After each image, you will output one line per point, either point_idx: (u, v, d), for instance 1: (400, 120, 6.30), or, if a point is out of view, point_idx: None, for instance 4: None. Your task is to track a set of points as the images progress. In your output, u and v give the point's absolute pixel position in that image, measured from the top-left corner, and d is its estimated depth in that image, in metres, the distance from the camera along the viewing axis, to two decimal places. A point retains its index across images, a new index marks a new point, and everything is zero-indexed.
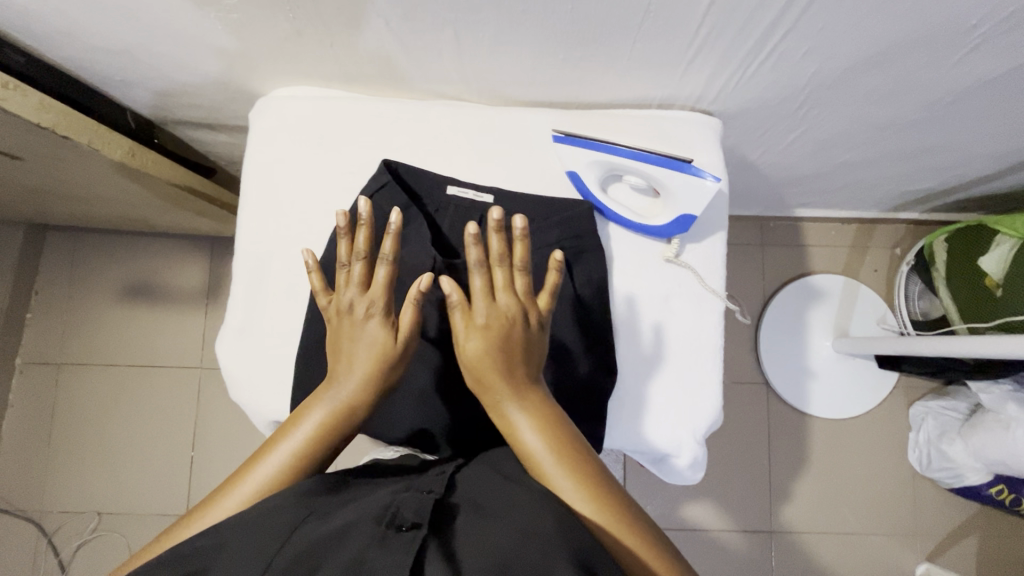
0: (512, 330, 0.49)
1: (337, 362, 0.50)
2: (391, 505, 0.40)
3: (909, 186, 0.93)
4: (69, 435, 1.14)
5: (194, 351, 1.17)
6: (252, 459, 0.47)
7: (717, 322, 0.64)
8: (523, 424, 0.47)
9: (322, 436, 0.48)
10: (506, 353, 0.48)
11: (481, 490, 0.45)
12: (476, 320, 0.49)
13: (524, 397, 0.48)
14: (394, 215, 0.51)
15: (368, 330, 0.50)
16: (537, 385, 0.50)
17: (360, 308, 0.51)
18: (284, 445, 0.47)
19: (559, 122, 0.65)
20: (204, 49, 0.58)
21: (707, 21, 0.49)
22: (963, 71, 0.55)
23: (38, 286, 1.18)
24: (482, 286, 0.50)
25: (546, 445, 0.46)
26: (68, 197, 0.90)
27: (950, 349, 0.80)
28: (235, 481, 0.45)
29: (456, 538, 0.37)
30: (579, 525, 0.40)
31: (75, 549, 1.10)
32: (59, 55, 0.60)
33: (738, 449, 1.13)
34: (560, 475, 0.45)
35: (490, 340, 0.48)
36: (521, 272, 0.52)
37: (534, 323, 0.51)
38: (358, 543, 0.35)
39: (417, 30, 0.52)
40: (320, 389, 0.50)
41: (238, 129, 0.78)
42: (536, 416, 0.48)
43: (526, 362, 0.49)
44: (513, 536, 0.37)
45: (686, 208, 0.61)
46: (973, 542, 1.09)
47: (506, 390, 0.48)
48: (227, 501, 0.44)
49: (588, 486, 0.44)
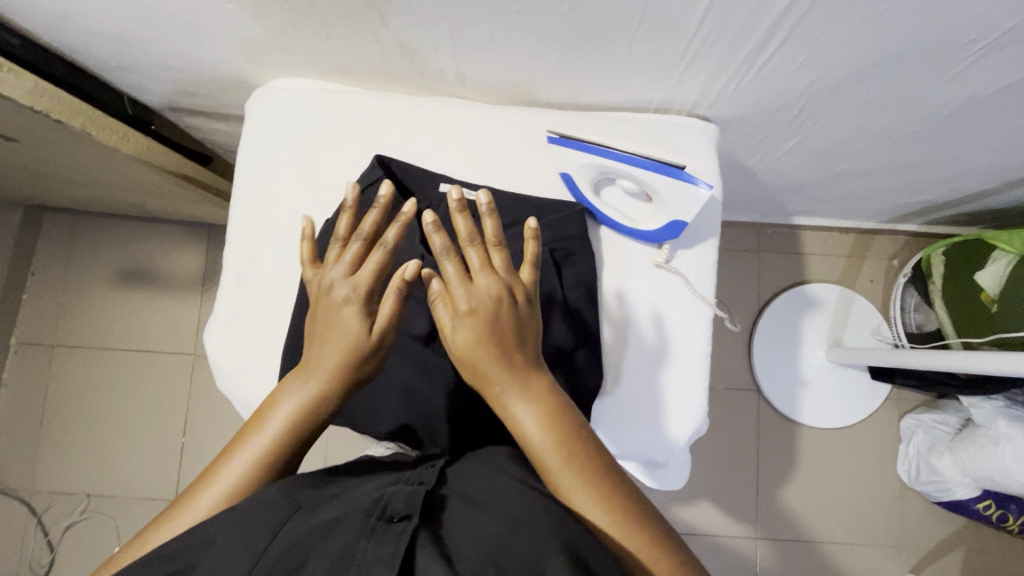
0: (501, 311, 0.45)
1: (311, 346, 0.47)
2: (381, 498, 0.40)
3: (908, 198, 0.92)
4: (61, 417, 1.15)
5: (187, 336, 1.17)
6: (208, 471, 0.44)
7: (705, 329, 0.63)
8: (532, 420, 0.43)
9: (294, 428, 0.45)
10: (498, 335, 0.45)
11: (472, 482, 0.45)
12: (459, 307, 0.45)
13: (528, 387, 0.45)
14: (349, 189, 0.52)
15: (342, 316, 0.47)
16: (543, 375, 0.46)
17: (339, 288, 0.48)
18: (252, 442, 0.45)
19: (555, 123, 0.64)
20: (198, 37, 0.57)
21: (704, 26, 0.49)
22: (962, 85, 0.55)
23: (35, 267, 1.18)
24: (455, 273, 0.46)
25: (549, 441, 0.43)
26: (64, 179, 0.89)
27: (943, 363, 0.80)
28: (194, 491, 0.43)
29: (446, 529, 0.37)
30: (571, 517, 0.40)
31: (64, 530, 1.11)
32: (57, 38, 0.59)
33: (727, 454, 1.13)
34: (571, 483, 0.41)
35: (478, 327, 0.45)
36: (496, 247, 0.48)
37: (522, 300, 0.47)
38: (348, 534, 0.35)
39: (412, 25, 0.52)
40: (256, 415, 0.46)
41: (235, 118, 0.78)
42: (540, 407, 0.44)
43: (523, 346, 0.46)
44: (503, 527, 0.37)
45: (677, 215, 0.61)
46: (958, 556, 1.09)
47: (507, 378, 0.44)
48: (190, 512, 0.42)
49: (596, 491, 0.41)
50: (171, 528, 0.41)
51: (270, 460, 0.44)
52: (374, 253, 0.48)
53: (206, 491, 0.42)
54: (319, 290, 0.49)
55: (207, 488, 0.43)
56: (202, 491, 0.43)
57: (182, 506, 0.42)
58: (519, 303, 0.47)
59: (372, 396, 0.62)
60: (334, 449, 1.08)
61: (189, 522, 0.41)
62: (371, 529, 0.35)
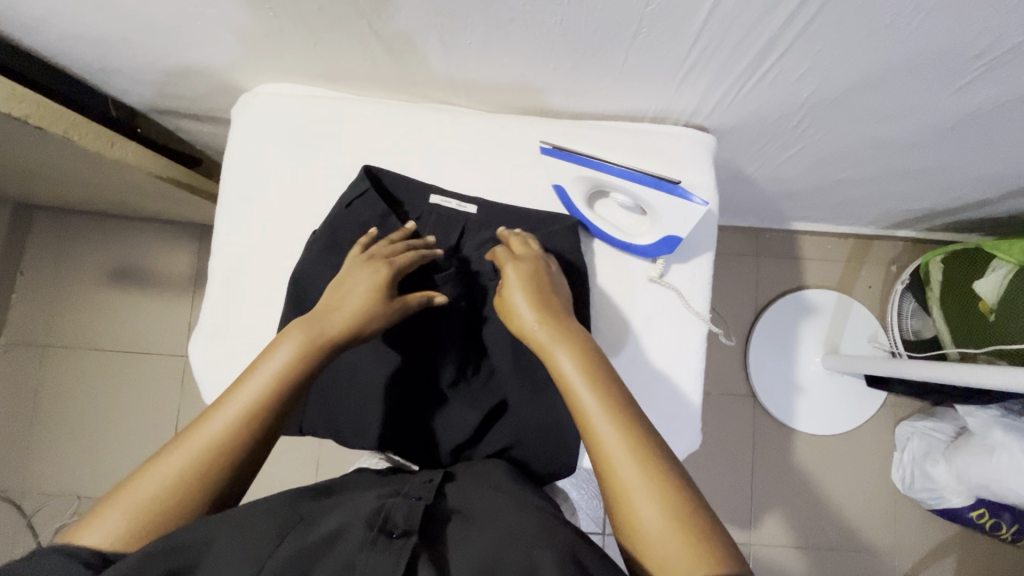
0: (540, 272, 0.55)
1: (332, 301, 0.51)
2: (381, 509, 0.39)
3: (907, 206, 0.91)
4: (51, 417, 1.14)
5: (179, 336, 1.16)
6: (203, 416, 0.44)
7: (699, 344, 0.62)
8: (559, 346, 0.48)
9: (303, 359, 0.47)
10: (537, 285, 0.53)
11: (474, 500, 0.44)
12: (507, 265, 0.55)
13: (557, 323, 0.50)
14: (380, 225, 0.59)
15: (365, 284, 0.53)
16: (572, 321, 0.51)
17: (368, 267, 0.54)
18: (258, 374, 0.45)
19: (548, 133, 0.63)
20: (181, 41, 0.56)
21: (703, 37, 0.48)
22: (965, 98, 0.53)
23: (25, 267, 1.16)
24: (504, 252, 0.57)
25: (574, 362, 0.46)
26: (51, 179, 0.88)
27: (940, 375, 0.79)
28: (186, 436, 0.43)
29: (445, 546, 0.38)
30: (564, 526, 0.40)
31: (54, 531, 1.10)
32: (37, 42, 0.58)
33: (722, 460, 1.12)
34: (587, 396, 0.43)
35: (521, 276, 0.54)
36: (530, 238, 0.59)
37: (553, 269, 0.56)
38: (348, 550, 0.35)
39: (401, 33, 0.51)
40: (259, 355, 0.47)
41: (223, 121, 0.76)
42: (580, 356, 0.46)
43: (556, 299, 0.53)
44: (500, 541, 0.38)
45: (671, 229, 0.60)
46: (951, 562, 1.10)
47: (542, 318, 0.50)
48: (183, 452, 0.42)
49: (609, 406, 0.43)
50: (177, 456, 0.41)
51: (279, 389, 0.45)
52: (412, 257, 0.56)
53: (213, 418, 0.43)
54: (349, 264, 0.55)
55: (213, 423, 0.43)
56: (211, 419, 0.43)
57: (189, 436, 0.43)
58: (551, 271, 0.56)
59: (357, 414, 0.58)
60: (327, 454, 1.07)
61: (198, 447, 0.42)
62: (372, 542, 0.35)
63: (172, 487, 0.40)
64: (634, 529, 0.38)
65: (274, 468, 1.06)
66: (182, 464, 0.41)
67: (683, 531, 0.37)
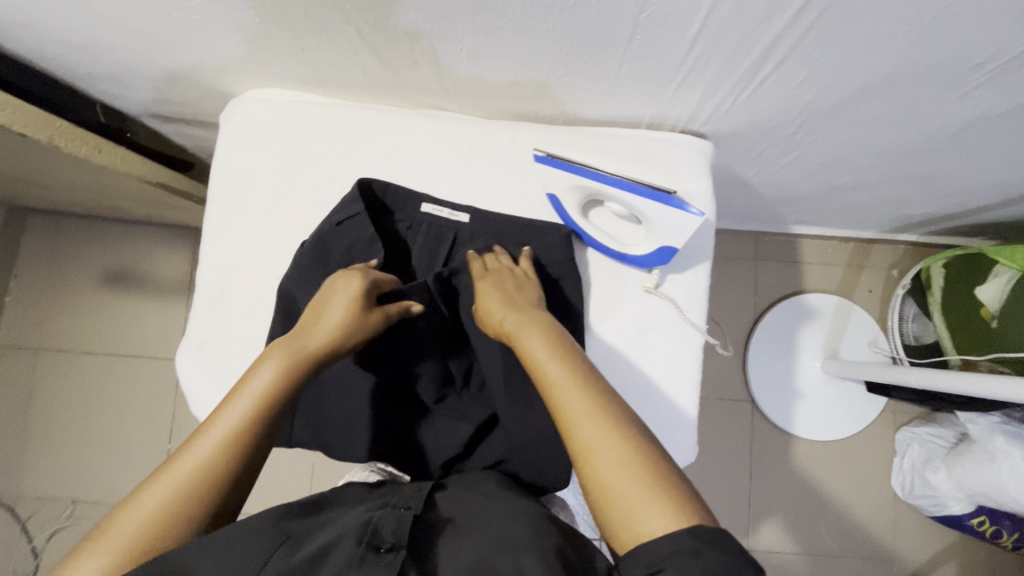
0: (509, 274, 0.57)
1: (311, 321, 0.51)
2: (369, 522, 0.39)
3: (908, 211, 0.90)
4: (45, 421, 1.13)
5: (173, 340, 1.15)
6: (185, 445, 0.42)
7: (695, 356, 0.61)
8: (526, 327, 0.50)
9: (287, 377, 0.46)
10: (504, 284, 0.55)
11: (464, 508, 0.44)
12: (480, 275, 0.57)
13: (523, 308, 0.52)
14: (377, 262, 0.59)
15: (344, 301, 0.52)
16: (541, 308, 0.53)
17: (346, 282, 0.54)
18: (242, 397, 0.44)
19: (543, 139, 0.62)
20: (166, 47, 0.55)
21: (698, 43, 0.46)
22: (968, 105, 0.52)
23: (18, 270, 1.15)
24: (480, 266, 0.59)
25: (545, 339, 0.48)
26: (41, 183, 0.87)
27: (940, 383, 0.78)
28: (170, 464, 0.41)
29: (434, 560, 0.37)
30: (552, 530, 0.40)
31: (48, 536, 1.09)
32: (20, 47, 0.57)
33: (720, 466, 1.12)
34: (552, 366, 0.46)
35: (491, 280, 0.56)
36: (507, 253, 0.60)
37: (522, 270, 0.58)
38: (335, 565, 0.35)
39: (388, 39, 0.50)
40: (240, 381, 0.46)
41: (214, 125, 0.75)
42: (544, 334, 0.49)
43: (524, 292, 0.55)
44: (490, 552, 0.37)
45: (666, 240, 0.58)
46: (951, 569, 1.09)
47: (510, 308, 0.53)
48: (165, 482, 0.40)
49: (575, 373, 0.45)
50: (159, 489, 0.40)
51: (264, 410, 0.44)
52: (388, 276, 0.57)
53: (199, 445, 0.42)
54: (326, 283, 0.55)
55: (196, 449, 0.42)
56: (196, 443, 0.42)
57: (172, 464, 0.41)
58: (520, 276, 0.57)
59: (349, 428, 0.57)
60: (321, 459, 1.06)
61: (186, 469, 0.40)
62: (361, 558, 0.35)
63: (157, 518, 0.39)
64: (599, 485, 0.39)
65: (267, 473, 1.05)
66: (170, 492, 0.39)
67: (640, 484, 0.38)
